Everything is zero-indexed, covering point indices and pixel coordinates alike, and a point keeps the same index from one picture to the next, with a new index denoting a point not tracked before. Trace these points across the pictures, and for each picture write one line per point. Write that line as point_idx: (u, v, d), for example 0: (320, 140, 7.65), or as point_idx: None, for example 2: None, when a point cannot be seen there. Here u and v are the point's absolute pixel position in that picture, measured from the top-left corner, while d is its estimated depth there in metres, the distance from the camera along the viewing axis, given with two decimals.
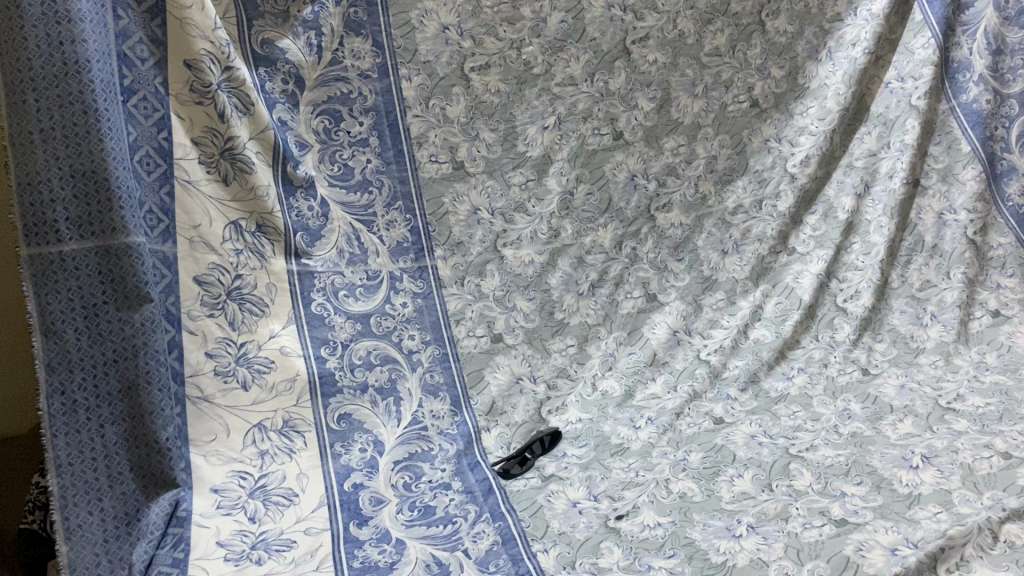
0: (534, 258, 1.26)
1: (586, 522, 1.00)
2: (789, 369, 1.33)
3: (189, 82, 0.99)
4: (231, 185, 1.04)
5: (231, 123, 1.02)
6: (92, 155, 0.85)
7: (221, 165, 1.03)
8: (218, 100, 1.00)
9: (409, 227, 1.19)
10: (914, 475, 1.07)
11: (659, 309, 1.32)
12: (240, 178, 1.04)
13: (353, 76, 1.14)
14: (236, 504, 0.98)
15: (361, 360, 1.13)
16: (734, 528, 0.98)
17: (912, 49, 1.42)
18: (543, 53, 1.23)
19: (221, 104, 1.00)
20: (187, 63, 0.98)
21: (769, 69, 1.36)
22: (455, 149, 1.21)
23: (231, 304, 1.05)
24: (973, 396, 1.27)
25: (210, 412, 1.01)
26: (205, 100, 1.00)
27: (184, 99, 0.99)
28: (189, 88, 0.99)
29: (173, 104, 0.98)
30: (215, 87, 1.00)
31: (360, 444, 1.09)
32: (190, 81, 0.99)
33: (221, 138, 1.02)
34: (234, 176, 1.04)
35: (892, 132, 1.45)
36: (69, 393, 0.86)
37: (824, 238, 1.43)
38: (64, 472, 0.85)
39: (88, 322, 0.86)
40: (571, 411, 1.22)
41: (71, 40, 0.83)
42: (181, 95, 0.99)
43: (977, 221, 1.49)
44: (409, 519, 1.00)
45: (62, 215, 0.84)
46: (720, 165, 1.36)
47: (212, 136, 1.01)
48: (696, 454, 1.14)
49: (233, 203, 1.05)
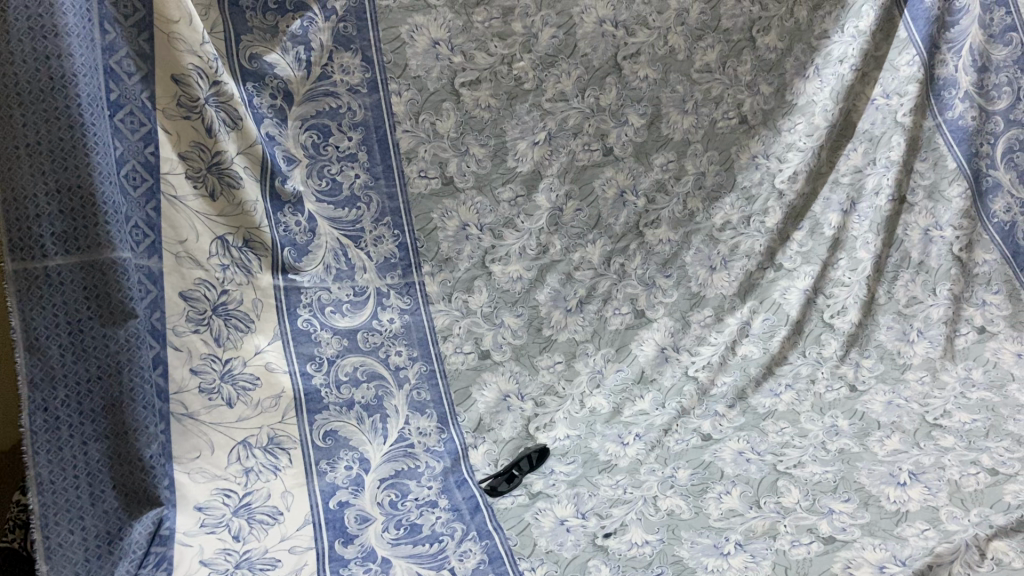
0: (522, 274, 1.26)
1: (574, 541, 1.00)
2: (777, 385, 1.32)
3: (176, 97, 0.98)
4: (218, 200, 1.04)
5: (219, 138, 1.01)
6: (77, 170, 0.84)
7: (209, 180, 1.02)
8: (206, 115, 1.00)
9: (397, 243, 1.19)
10: (901, 492, 1.07)
11: (647, 326, 1.33)
12: (227, 193, 1.04)
13: (342, 91, 1.14)
14: (220, 522, 0.97)
15: (347, 376, 1.12)
16: (722, 546, 0.97)
17: (896, 66, 1.44)
18: (534, 68, 1.23)
19: (209, 119, 1.00)
20: (174, 78, 0.97)
21: (760, 86, 1.36)
22: (444, 164, 1.20)
23: (217, 319, 1.04)
24: (960, 412, 1.26)
25: (194, 429, 1.00)
26: (193, 115, 0.99)
27: (171, 114, 0.98)
28: (176, 102, 0.98)
29: (160, 118, 0.98)
30: (203, 102, 0.99)
31: (346, 461, 1.08)
32: (177, 96, 0.98)
33: (209, 152, 1.01)
34: (222, 191, 1.03)
35: (877, 148, 1.46)
36: (52, 409, 0.85)
37: (811, 254, 1.44)
38: (45, 490, 0.84)
39: (72, 337, 0.86)
40: (560, 427, 1.21)
41: (57, 54, 0.82)
42: (168, 110, 0.98)
43: (962, 238, 1.49)
44: (395, 537, 1.00)
45: (47, 229, 0.84)
46: (709, 181, 1.37)
47: (199, 150, 1.01)
48: (684, 471, 1.13)
49: (220, 218, 1.04)
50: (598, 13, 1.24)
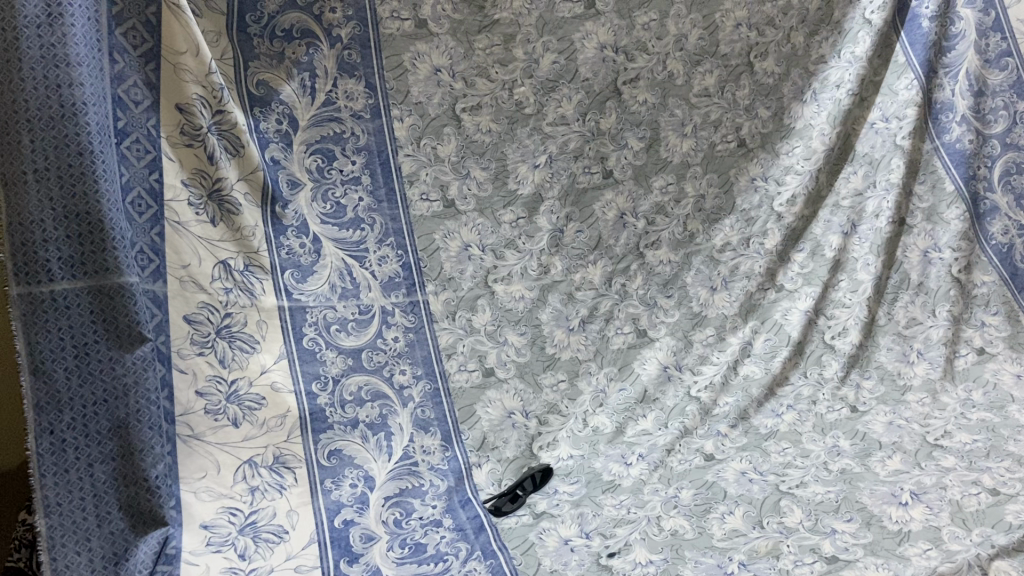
0: (524, 294, 1.28)
1: (578, 560, 1.00)
2: (779, 406, 1.33)
3: (179, 125, 0.99)
4: (218, 227, 1.05)
5: (219, 165, 1.03)
6: (86, 197, 0.85)
7: (209, 207, 1.04)
8: (208, 143, 1.01)
9: (400, 263, 1.20)
10: (903, 512, 1.05)
11: (648, 345, 1.34)
12: (227, 218, 1.05)
13: (346, 117, 1.15)
14: (226, 541, 0.98)
15: (351, 396, 1.13)
16: (726, 565, 0.98)
17: (895, 90, 1.46)
18: (535, 93, 1.25)
19: (210, 147, 1.01)
20: (178, 106, 0.99)
21: (758, 110, 1.38)
22: (445, 187, 1.22)
23: (221, 341, 1.04)
24: (961, 433, 1.25)
25: (200, 450, 1.01)
26: (195, 143, 1.01)
27: (175, 142, 1.00)
28: (180, 130, 1.00)
29: (165, 146, 0.99)
30: (205, 131, 1.01)
31: (350, 479, 1.09)
32: (180, 124, 0.99)
33: (210, 179, 1.03)
34: (222, 217, 1.05)
35: (877, 171, 1.48)
36: (57, 432, 0.86)
37: (812, 275, 1.45)
38: (52, 513, 0.85)
39: (78, 361, 0.87)
40: (562, 446, 1.24)
41: (68, 82, 0.84)
42: (171, 137, 0.99)
43: (960, 259, 1.51)
44: (400, 556, 1.02)
45: (54, 254, 0.85)
46: (708, 204, 1.38)
47: (201, 177, 1.02)
48: (687, 491, 1.13)
49: (222, 243, 1.05)
50: (599, 38, 1.26)
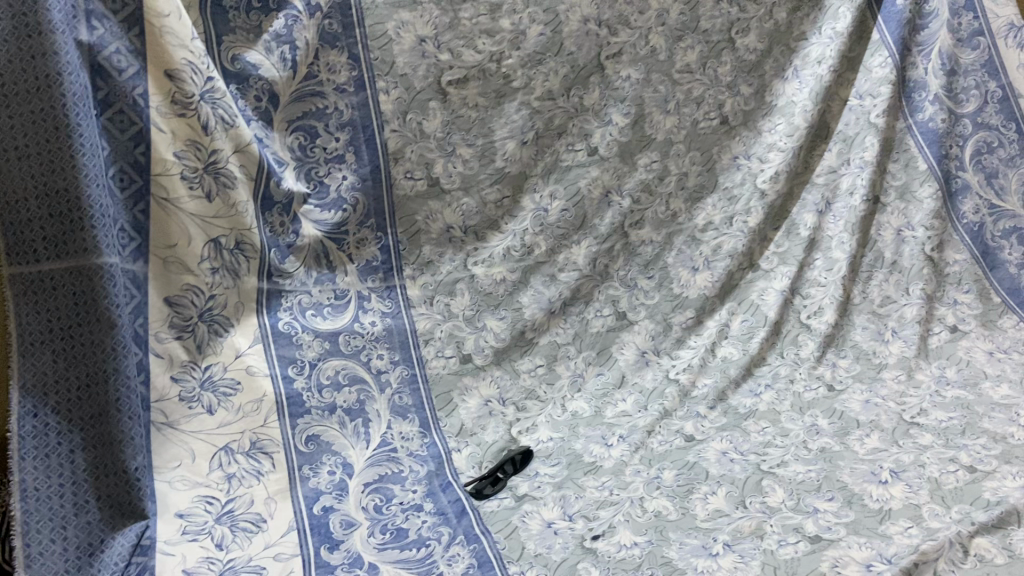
0: (506, 276, 1.28)
1: (562, 543, 0.99)
2: (757, 386, 1.32)
3: (170, 94, 0.96)
4: (214, 202, 1.02)
5: (214, 136, 0.99)
6: (64, 173, 0.84)
7: (204, 180, 1.00)
8: (201, 112, 0.97)
9: (380, 245, 1.20)
10: (883, 490, 1.06)
11: (627, 328, 1.34)
12: (223, 194, 1.02)
13: (329, 91, 1.13)
14: (203, 529, 0.96)
15: (328, 380, 1.13)
16: (710, 546, 0.97)
17: (869, 68, 1.47)
18: (522, 66, 1.22)
19: (204, 116, 0.98)
20: (167, 74, 0.95)
21: (739, 87, 1.39)
22: (430, 164, 1.21)
23: (201, 326, 1.04)
24: (936, 410, 1.24)
25: (174, 438, 1.00)
26: (187, 113, 0.97)
27: (165, 112, 0.96)
28: (170, 100, 0.96)
29: (155, 117, 0.95)
30: (197, 99, 0.97)
31: (329, 466, 1.07)
32: (171, 93, 0.96)
33: (204, 152, 0.99)
34: (218, 192, 1.01)
35: (850, 148, 1.49)
36: (42, 415, 0.86)
37: (787, 254, 1.46)
38: (28, 497, 0.84)
39: (65, 343, 0.87)
40: (541, 430, 1.21)
41: (42, 54, 0.82)
42: (161, 108, 0.96)
43: (933, 238, 1.51)
44: (382, 542, 0.99)
45: (37, 234, 0.85)
46: (691, 182, 1.39)
47: (194, 150, 0.99)
48: (669, 471, 1.12)
49: (215, 222, 1.03)
50: (584, 11, 1.24)
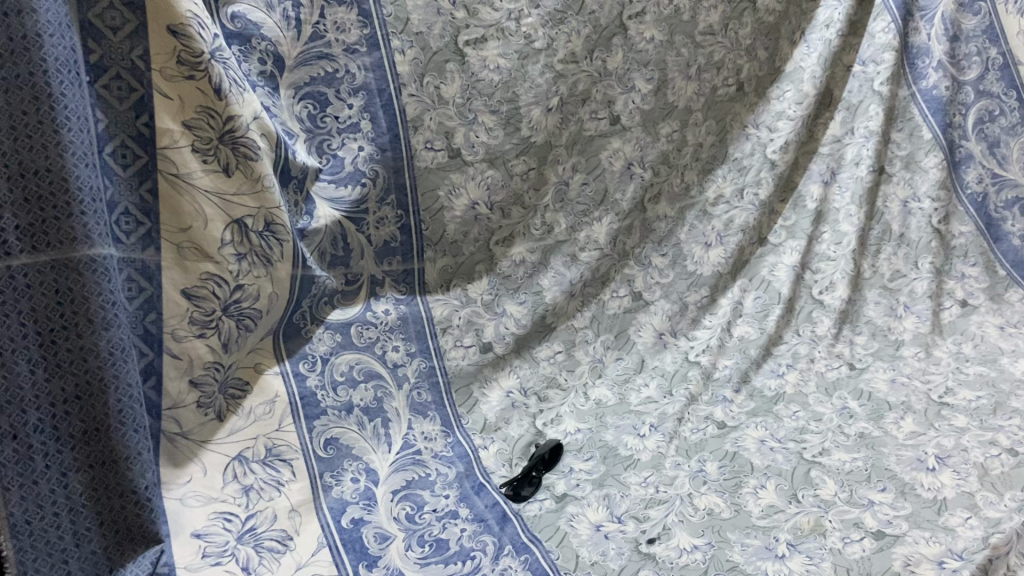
0: (526, 257, 1.20)
1: (617, 549, 0.93)
2: (778, 366, 1.27)
3: (175, 52, 0.82)
4: (234, 177, 0.88)
5: (229, 100, 0.85)
6: (46, 152, 0.70)
7: (220, 152, 0.87)
8: (212, 72, 0.83)
9: (399, 224, 1.10)
10: (933, 478, 1.03)
11: (643, 309, 1.29)
12: (243, 167, 0.88)
13: (338, 53, 1.00)
14: (225, 551, 0.86)
15: (343, 377, 1.03)
16: (774, 547, 0.92)
17: (873, 33, 1.43)
18: (544, 25, 1.12)
19: (216, 77, 0.84)
20: (171, 29, 0.81)
21: (757, 50, 1.33)
22: (451, 134, 1.10)
23: (227, 320, 0.91)
24: (962, 389, 1.22)
25: (185, 450, 0.90)
26: (197, 74, 0.83)
27: (171, 74, 0.82)
28: (176, 59, 0.82)
29: (157, 80, 0.82)
30: (208, 57, 0.83)
31: (351, 473, 0.98)
32: (176, 51, 0.82)
33: (219, 119, 0.86)
34: (237, 166, 0.88)
35: (855, 117, 1.45)
36: (23, 437, 0.71)
37: (795, 228, 1.42)
38: (20, 534, 0.72)
39: (43, 352, 0.72)
40: (568, 421, 1.15)
41: (17, 10, 0.68)
42: (166, 69, 0.82)
43: (940, 210, 1.46)
44: (423, 556, 0.91)
45: (8, 224, 0.69)
46: (705, 153, 1.34)
47: (207, 117, 0.85)
48: (711, 464, 1.07)
49: (238, 200, 0.89)
50: None
